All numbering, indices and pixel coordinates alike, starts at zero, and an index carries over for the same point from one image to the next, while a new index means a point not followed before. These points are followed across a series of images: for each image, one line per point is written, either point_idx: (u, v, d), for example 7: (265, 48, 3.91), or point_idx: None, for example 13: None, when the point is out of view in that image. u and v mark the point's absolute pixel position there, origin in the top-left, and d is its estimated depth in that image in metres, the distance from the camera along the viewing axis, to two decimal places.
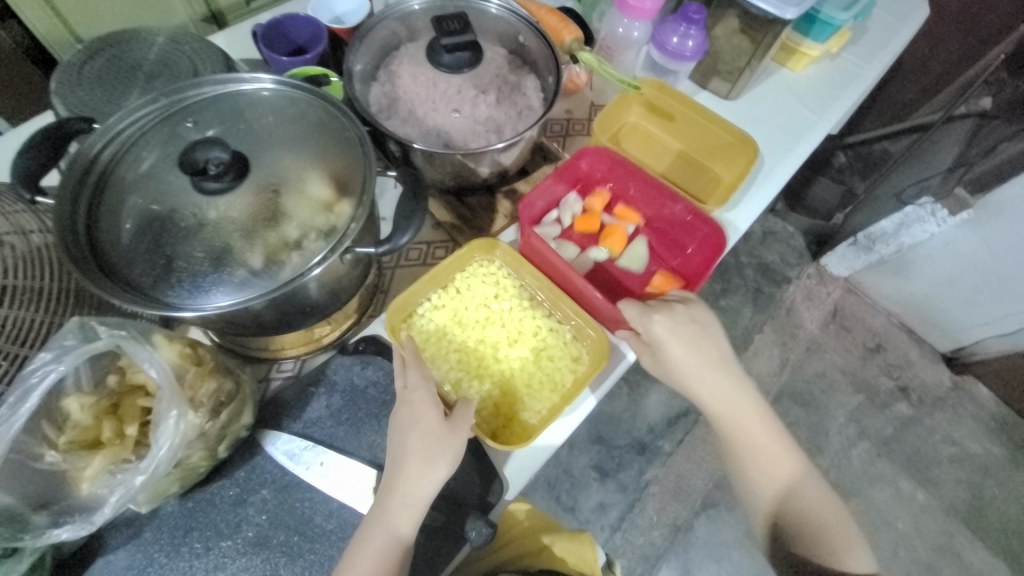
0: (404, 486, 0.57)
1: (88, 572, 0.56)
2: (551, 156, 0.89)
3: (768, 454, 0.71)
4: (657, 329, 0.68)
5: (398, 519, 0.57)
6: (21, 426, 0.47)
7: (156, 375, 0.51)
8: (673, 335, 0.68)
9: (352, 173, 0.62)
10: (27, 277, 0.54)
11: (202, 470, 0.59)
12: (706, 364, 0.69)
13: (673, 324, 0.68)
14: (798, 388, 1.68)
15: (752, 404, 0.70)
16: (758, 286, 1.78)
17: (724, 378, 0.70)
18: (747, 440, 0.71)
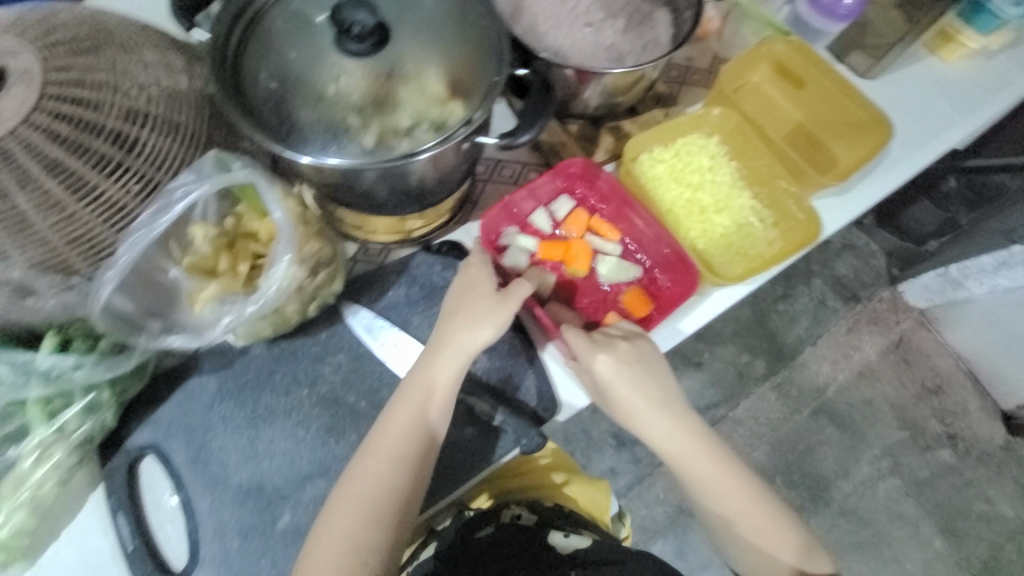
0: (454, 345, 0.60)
1: (182, 387, 0.62)
2: (664, 101, 0.85)
3: (726, 492, 0.70)
4: (602, 370, 0.65)
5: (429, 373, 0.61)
6: (159, 235, 0.51)
7: (278, 218, 0.53)
8: (622, 380, 0.65)
9: (478, 72, 0.63)
10: (167, 109, 0.58)
11: (292, 323, 0.63)
12: (659, 418, 0.68)
13: (630, 368, 0.65)
14: (839, 409, 1.61)
15: (697, 446, 0.69)
16: (822, 297, 1.68)
17: (665, 417, 0.68)
18: (700, 478, 0.70)
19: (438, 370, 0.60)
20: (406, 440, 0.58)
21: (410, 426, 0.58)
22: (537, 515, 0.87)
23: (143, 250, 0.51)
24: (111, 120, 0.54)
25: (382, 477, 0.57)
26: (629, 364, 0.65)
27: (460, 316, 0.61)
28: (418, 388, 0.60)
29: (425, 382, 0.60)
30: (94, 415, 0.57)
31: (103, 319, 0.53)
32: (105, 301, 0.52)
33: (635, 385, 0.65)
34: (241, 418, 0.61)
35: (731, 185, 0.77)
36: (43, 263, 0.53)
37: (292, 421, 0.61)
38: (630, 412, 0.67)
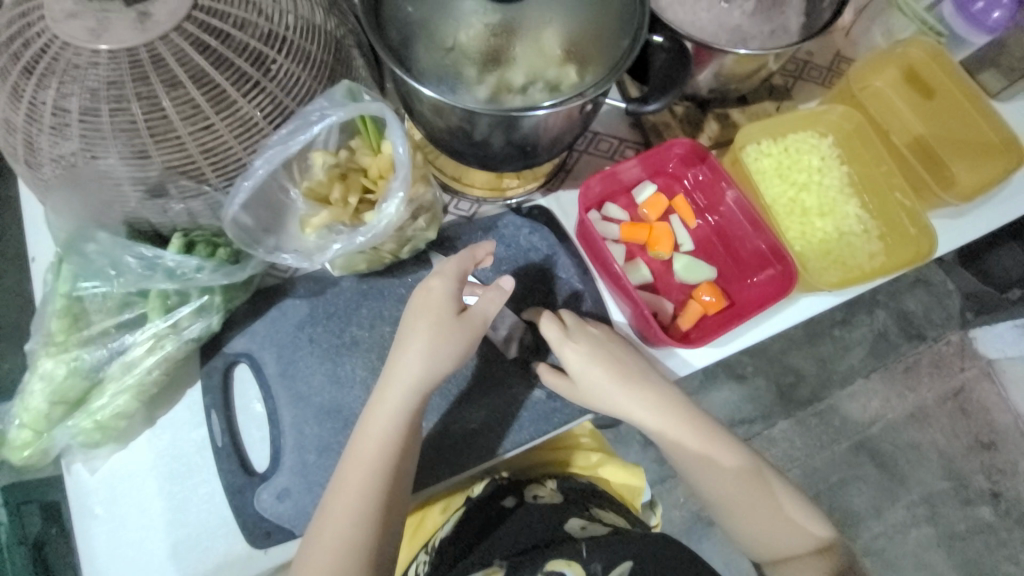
0: (423, 362, 0.58)
1: (275, 304, 0.64)
2: (777, 94, 0.81)
3: (737, 493, 0.68)
4: (598, 384, 0.66)
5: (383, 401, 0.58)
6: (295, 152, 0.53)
7: (400, 153, 0.55)
8: (598, 358, 0.66)
9: (610, 38, 0.62)
10: (303, 37, 0.59)
11: (384, 262, 0.65)
12: (666, 425, 0.67)
13: (584, 351, 0.66)
14: (884, 447, 1.53)
15: (695, 437, 0.68)
16: (884, 330, 1.58)
17: (664, 410, 0.67)
18: (707, 474, 0.68)
19: (403, 385, 0.58)
20: (382, 454, 0.56)
21: (383, 439, 0.57)
22: (568, 491, 0.88)
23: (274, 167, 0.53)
24: (251, 40, 0.56)
25: (364, 493, 0.56)
26: (582, 347, 0.66)
27: (421, 330, 0.59)
28: (387, 403, 0.58)
29: (391, 395, 0.58)
30: (205, 315, 0.60)
31: (232, 231, 0.56)
32: (234, 214, 0.55)
33: (592, 372, 0.65)
34: (327, 344, 0.64)
35: (839, 190, 0.73)
36: (177, 167, 0.56)
37: (374, 355, 0.64)
38: (635, 422, 0.67)
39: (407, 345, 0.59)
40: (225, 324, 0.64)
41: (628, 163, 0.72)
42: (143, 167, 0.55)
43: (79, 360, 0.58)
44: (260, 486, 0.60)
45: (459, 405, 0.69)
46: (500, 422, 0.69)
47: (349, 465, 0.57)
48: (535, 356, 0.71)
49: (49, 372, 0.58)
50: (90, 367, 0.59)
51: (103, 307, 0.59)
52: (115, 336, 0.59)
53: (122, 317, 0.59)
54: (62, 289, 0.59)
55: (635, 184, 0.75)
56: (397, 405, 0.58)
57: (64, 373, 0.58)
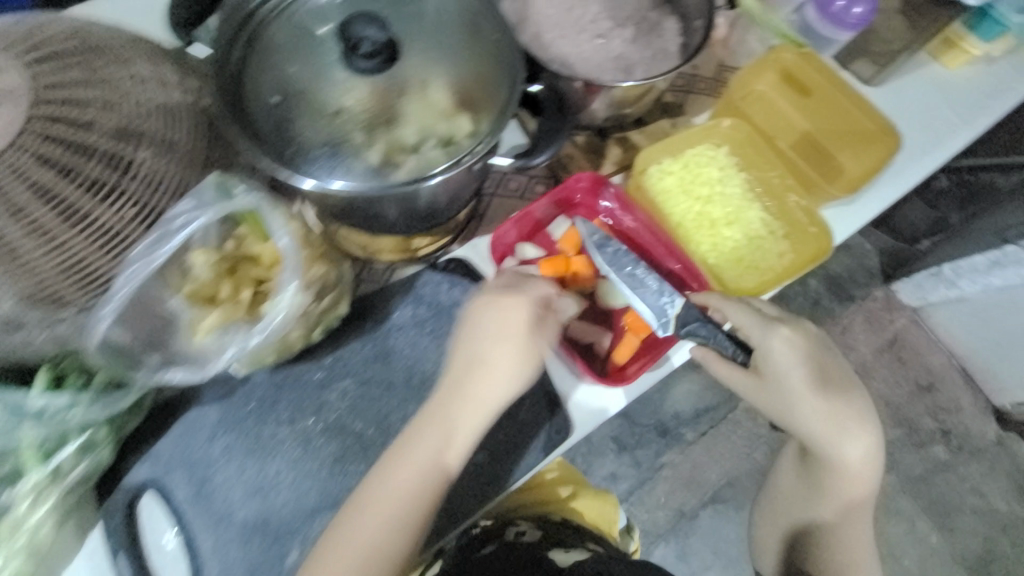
0: (479, 385, 0.58)
1: (180, 419, 0.59)
2: (672, 111, 0.83)
3: (846, 477, 0.71)
4: (790, 373, 0.64)
5: (460, 415, 0.58)
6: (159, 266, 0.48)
7: (285, 243, 0.51)
8: (799, 363, 0.64)
9: (490, 90, 0.61)
10: (163, 129, 0.55)
11: (296, 349, 0.61)
12: (851, 421, 0.67)
13: (800, 348, 0.64)
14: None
15: (867, 456, 0.69)
16: (817, 299, 1.63)
17: (848, 415, 0.67)
18: (839, 464, 0.69)
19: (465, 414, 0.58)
20: (422, 482, 0.56)
21: (433, 465, 0.56)
22: (541, 530, 0.86)
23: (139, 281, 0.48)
24: (102, 140, 0.51)
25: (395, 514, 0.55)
26: (794, 344, 0.64)
27: (511, 354, 0.58)
28: (443, 426, 0.57)
29: (451, 419, 0.58)
30: (91, 454, 0.55)
31: (102, 353, 0.50)
32: (102, 335, 0.49)
33: (800, 362, 0.64)
34: (243, 451, 0.58)
35: (741, 197, 0.76)
36: (32, 295, 0.50)
37: (298, 453, 0.59)
38: (799, 410, 0.66)
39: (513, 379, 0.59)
40: (120, 452, 0.59)
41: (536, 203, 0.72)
42: None
43: None
44: None
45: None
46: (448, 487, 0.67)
47: (388, 477, 0.56)
48: None
49: None
50: None
51: None
52: None
53: None
54: None
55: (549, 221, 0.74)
56: (453, 430, 0.57)
57: None
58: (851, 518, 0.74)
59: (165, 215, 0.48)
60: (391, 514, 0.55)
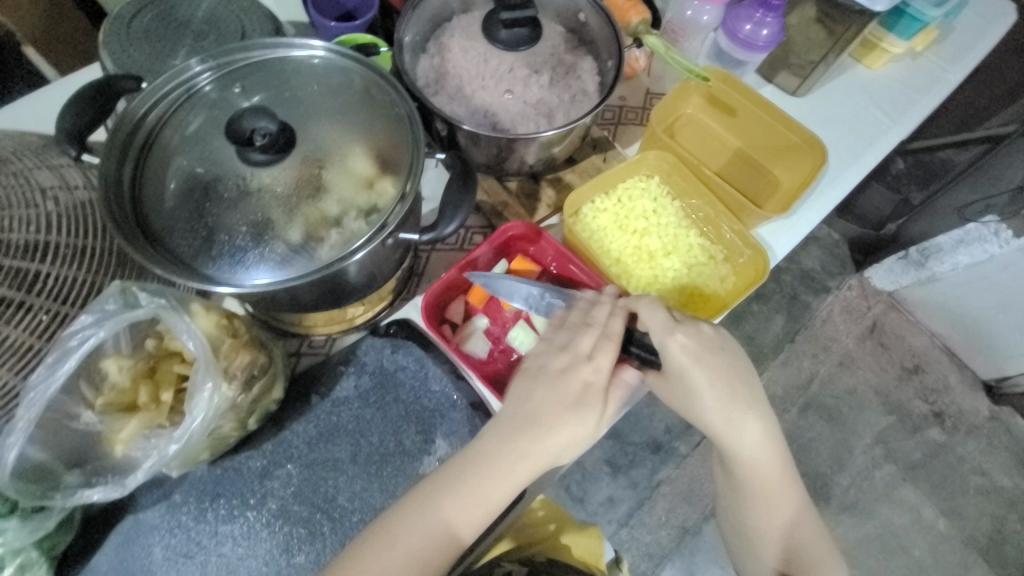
0: (528, 439, 0.55)
1: (118, 528, 0.57)
2: (601, 146, 0.83)
3: (764, 480, 0.66)
4: (692, 371, 0.60)
5: (507, 473, 0.54)
6: (59, 386, 0.48)
7: (192, 347, 0.50)
8: (698, 363, 0.60)
9: (398, 156, 0.59)
10: (70, 235, 0.54)
11: (231, 441, 0.59)
12: (753, 421, 0.63)
13: (700, 351, 0.60)
14: (828, 403, 1.49)
15: (774, 454, 0.65)
16: (794, 293, 1.57)
17: (744, 407, 0.62)
18: (753, 466, 0.65)
19: (513, 471, 0.55)
20: (454, 524, 0.53)
21: (474, 509, 0.54)
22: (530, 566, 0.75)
23: (42, 402, 0.47)
24: (8, 258, 0.50)
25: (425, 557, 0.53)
26: (699, 348, 0.60)
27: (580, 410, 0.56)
28: (497, 473, 0.55)
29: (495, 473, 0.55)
30: None
31: (10, 488, 0.47)
32: (15, 459, 0.47)
33: (699, 362, 0.60)
34: (183, 555, 0.57)
35: (677, 225, 0.76)
36: None
37: (242, 547, 0.57)
38: (704, 407, 0.62)
39: (563, 431, 0.56)
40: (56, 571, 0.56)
41: (473, 254, 0.70)
42: None
43: None
44: None
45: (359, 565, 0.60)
46: None
47: (420, 521, 0.53)
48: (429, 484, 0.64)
49: None
50: None
51: None
52: None
53: None
54: None
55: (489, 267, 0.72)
56: (498, 482, 0.54)
57: None
58: (797, 523, 0.68)
59: (62, 334, 0.48)
60: (414, 557, 0.52)
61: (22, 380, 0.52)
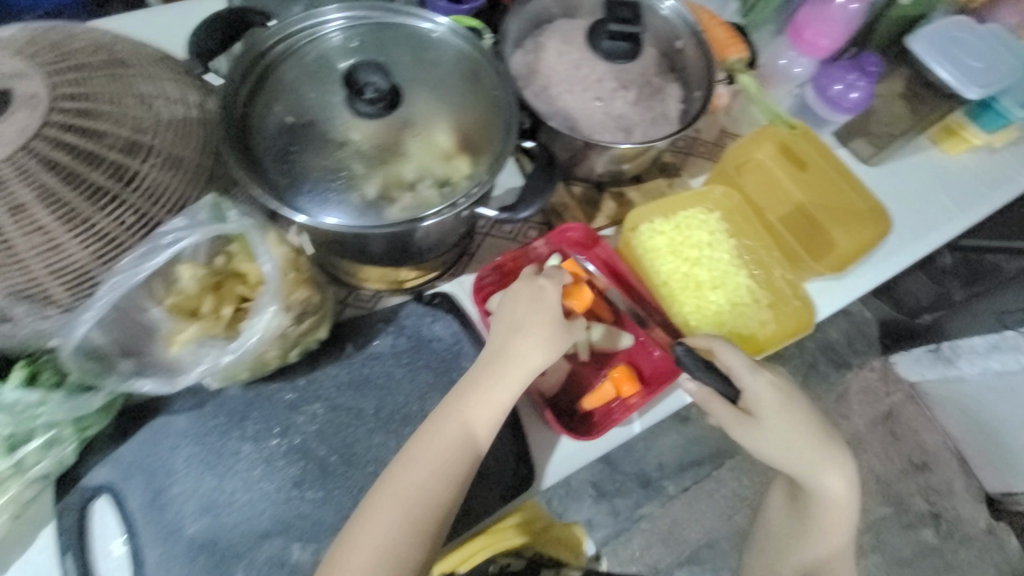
0: (507, 361, 0.60)
1: (146, 427, 0.59)
2: (669, 171, 0.85)
3: (829, 523, 0.70)
4: (775, 409, 0.65)
5: (488, 392, 0.59)
6: (141, 279, 0.51)
7: (267, 269, 0.53)
8: (780, 402, 0.66)
9: (486, 139, 0.63)
10: (168, 142, 0.57)
11: (270, 367, 0.61)
12: (835, 467, 0.68)
13: (779, 391, 0.66)
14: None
15: (843, 503, 0.69)
16: (814, 361, 1.53)
17: (827, 455, 0.67)
18: (822, 507, 0.70)
19: (478, 409, 0.58)
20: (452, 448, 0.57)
21: (457, 444, 0.57)
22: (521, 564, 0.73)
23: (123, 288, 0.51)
24: (112, 153, 0.53)
25: (414, 506, 0.54)
26: (779, 390, 0.66)
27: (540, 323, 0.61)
28: (479, 393, 0.58)
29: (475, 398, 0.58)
30: (52, 451, 0.53)
31: (73, 360, 0.51)
32: (82, 337, 0.51)
33: (783, 404, 0.66)
34: (205, 464, 0.58)
35: (728, 263, 0.77)
36: (18, 288, 0.51)
37: (257, 471, 0.59)
38: (787, 448, 0.66)
39: (526, 353, 0.60)
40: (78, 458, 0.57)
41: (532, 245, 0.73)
42: None
43: None
44: None
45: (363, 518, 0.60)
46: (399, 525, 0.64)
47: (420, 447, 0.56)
48: None
49: None
50: None
51: None
52: None
53: None
54: None
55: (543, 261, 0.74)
56: (488, 402, 0.58)
57: None
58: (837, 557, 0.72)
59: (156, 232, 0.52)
60: (422, 479, 0.55)
61: (105, 270, 0.55)
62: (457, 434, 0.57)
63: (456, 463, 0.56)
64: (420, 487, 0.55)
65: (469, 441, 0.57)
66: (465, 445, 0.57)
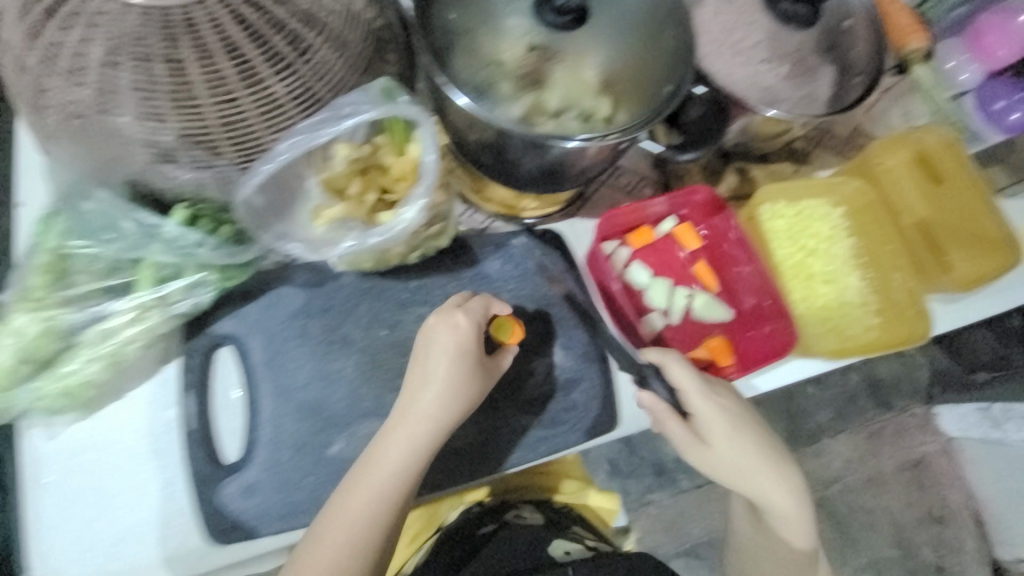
0: (424, 401, 0.56)
1: (267, 295, 0.61)
2: (797, 157, 0.81)
3: (787, 528, 0.67)
4: (709, 418, 0.64)
5: (404, 432, 0.55)
6: (317, 144, 0.52)
7: (428, 161, 0.53)
8: (711, 405, 0.64)
9: (650, 85, 0.60)
10: (341, 24, 0.55)
11: (391, 263, 0.64)
12: (784, 484, 0.65)
13: (727, 412, 0.64)
14: (839, 510, 1.37)
15: (793, 509, 0.66)
16: (853, 395, 1.41)
17: (768, 470, 0.65)
18: (774, 515, 0.67)
19: (392, 447, 0.55)
20: (376, 481, 0.54)
21: (379, 478, 0.54)
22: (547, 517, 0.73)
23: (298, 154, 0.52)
24: (292, 20, 0.52)
25: (356, 533, 0.53)
26: (730, 411, 0.64)
27: (462, 351, 0.56)
28: (396, 434, 0.55)
29: (387, 436, 0.55)
30: (195, 291, 0.56)
31: (243, 209, 0.54)
32: (248, 194, 0.53)
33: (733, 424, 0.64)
34: (322, 339, 0.61)
35: (847, 261, 0.74)
36: (194, 132, 0.52)
37: (364, 355, 0.62)
38: (738, 466, 0.65)
39: (445, 388, 0.56)
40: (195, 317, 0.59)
41: (654, 200, 0.71)
42: (158, 128, 0.51)
43: (54, 320, 0.52)
44: (227, 479, 0.55)
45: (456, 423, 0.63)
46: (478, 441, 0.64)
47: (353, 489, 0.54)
48: (530, 384, 0.66)
49: (19, 328, 0.51)
50: (72, 327, 0.53)
51: (91, 268, 0.53)
52: (97, 301, 0.53)
53: (108, 282, 0.54)
54: (48, 242, 0.53)
55: (659, 219, 0.73)
56: (403, 442, 0.55)
57: (35, 332, 0.51)
58: None
59: (334, 101, 0.52)
60: (360, 508, 0.53)
61: (274, 143, 0.56)
62: (382, 477, 0.54)
63: (384, 496, 0.54)
64: (346, 548, 0.53)
65: (400, 479, 0.54)
66: (379, 501, 0.54)
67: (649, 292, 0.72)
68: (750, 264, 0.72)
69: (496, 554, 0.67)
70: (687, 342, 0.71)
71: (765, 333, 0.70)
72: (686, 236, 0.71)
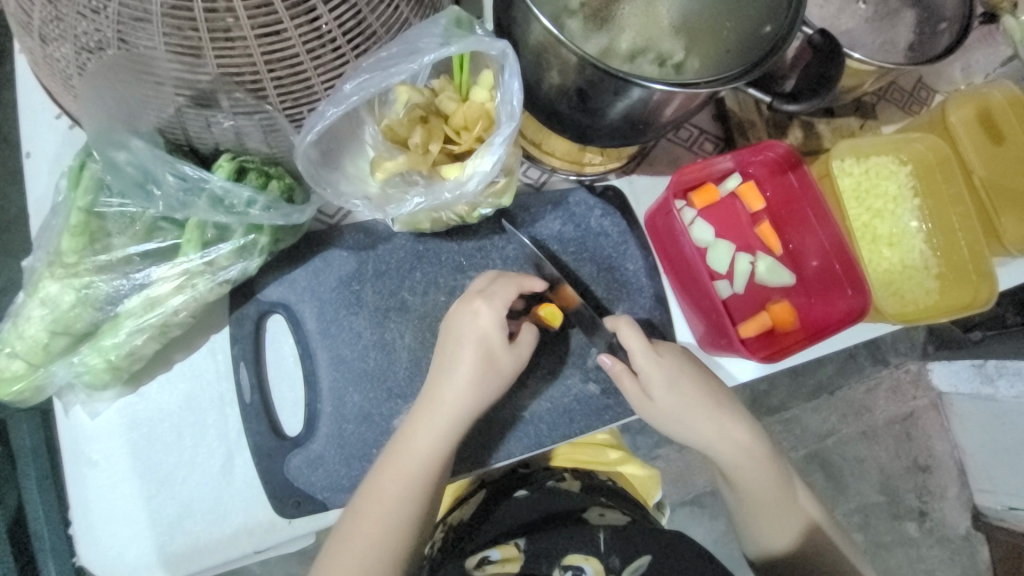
0: (447, 387, 0.52)
1: (321, 257, 0.57)
2: (864, 111, 0.76)
3: (752, 477, 0.61)
4: (656, 371, 0.57)
5: (429, 426, 0.52)
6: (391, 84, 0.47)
7: (515, 104, 0.47)
8: (662, 362, 0.57)
9: (753, 23, 0.51)
10: None
11: (451, 223, 0.58)
12: (722, 423, 0.60)
13: (668, 365, 0.57)
14: (833, 459, 1.10)
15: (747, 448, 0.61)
16: (853, 351, 1.09)
17: (710, 409, 0.59)
18: (737, 467, 0.61)
19: (415, 443, 0.51)
20: (399, 479, 0.50)
21: (402, 472, 0.50)
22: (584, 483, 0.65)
23: (367, 98, 0.47)
24: None
25: (381, 536, 0.50)
26: (665, 360, 0.57)
27: (474, 332, 0.53)
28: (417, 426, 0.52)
29: (407, 435, 0.51)
30: (243, 253, 0.51)
31: (304, 162, 0.49)
32: (310, 142, 0.47)
33: (672, 373, 0.57)
34: (379, 306, 0.57)
35: (909, 222, 0.72)
36: (234, 72, 0.43)
37: (422, 322, 0.58)
38: (674, 413, 0.58)
39: (467, 370, 0.52)
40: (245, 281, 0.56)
41: (721, 158, 0.65)
42: (193, 67, 0.43)
43: (90, 288, 0.49)
44: (292, 451, 0.54)
45: (519, 395, 0.62)
46: (539, 411, 0.62)
47: (381, 493, 0.50)
48: (592, 353, 0.63)
49: (53, 297, 0.49)
50: (105, 297, 0.49)
51: (128, 230, 0.50)
52: (137, 268, 0.50)
53: (146, 245, 0.50)
54: (79, 200, 0.49)
55: (722, 177, 0.68)
56: (422, 438, 0.51)
57: (69, 302, 0.49)
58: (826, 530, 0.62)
59: (408, 34, 0.47)
60: (386, 510, 0.50)
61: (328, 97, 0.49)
62: (414, 475, 0.51)
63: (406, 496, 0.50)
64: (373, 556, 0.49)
65: (431, 472, 0.51)
66: (399, 505, 0.50)
67: (713, 252, 0.69)
68: (818, 232, 0.67)
69: (524, 525, 0.59)
70: (747, 306, 0.69)
71: (830, 302, 0.67)
72: (751, 195, 0.67)
